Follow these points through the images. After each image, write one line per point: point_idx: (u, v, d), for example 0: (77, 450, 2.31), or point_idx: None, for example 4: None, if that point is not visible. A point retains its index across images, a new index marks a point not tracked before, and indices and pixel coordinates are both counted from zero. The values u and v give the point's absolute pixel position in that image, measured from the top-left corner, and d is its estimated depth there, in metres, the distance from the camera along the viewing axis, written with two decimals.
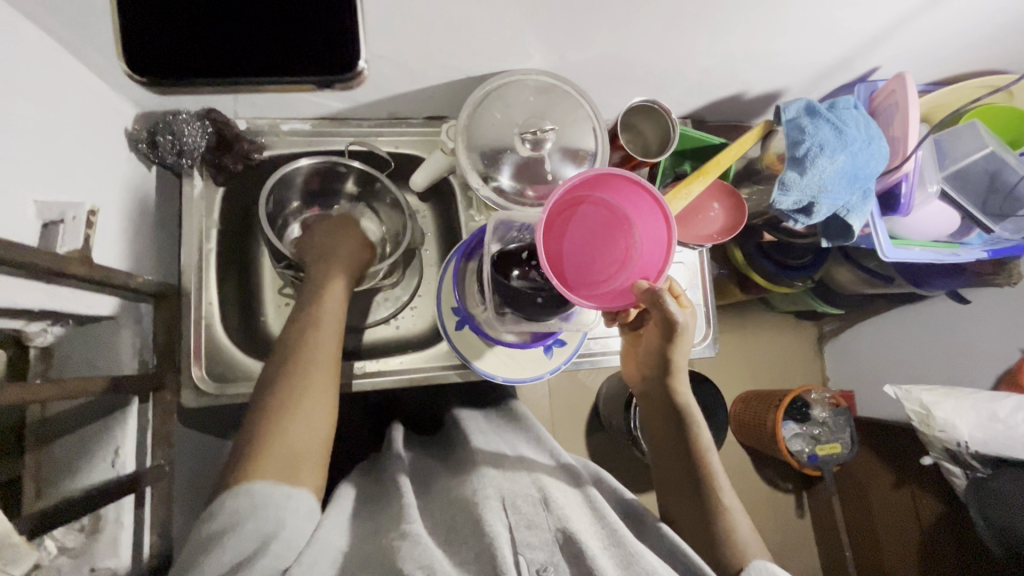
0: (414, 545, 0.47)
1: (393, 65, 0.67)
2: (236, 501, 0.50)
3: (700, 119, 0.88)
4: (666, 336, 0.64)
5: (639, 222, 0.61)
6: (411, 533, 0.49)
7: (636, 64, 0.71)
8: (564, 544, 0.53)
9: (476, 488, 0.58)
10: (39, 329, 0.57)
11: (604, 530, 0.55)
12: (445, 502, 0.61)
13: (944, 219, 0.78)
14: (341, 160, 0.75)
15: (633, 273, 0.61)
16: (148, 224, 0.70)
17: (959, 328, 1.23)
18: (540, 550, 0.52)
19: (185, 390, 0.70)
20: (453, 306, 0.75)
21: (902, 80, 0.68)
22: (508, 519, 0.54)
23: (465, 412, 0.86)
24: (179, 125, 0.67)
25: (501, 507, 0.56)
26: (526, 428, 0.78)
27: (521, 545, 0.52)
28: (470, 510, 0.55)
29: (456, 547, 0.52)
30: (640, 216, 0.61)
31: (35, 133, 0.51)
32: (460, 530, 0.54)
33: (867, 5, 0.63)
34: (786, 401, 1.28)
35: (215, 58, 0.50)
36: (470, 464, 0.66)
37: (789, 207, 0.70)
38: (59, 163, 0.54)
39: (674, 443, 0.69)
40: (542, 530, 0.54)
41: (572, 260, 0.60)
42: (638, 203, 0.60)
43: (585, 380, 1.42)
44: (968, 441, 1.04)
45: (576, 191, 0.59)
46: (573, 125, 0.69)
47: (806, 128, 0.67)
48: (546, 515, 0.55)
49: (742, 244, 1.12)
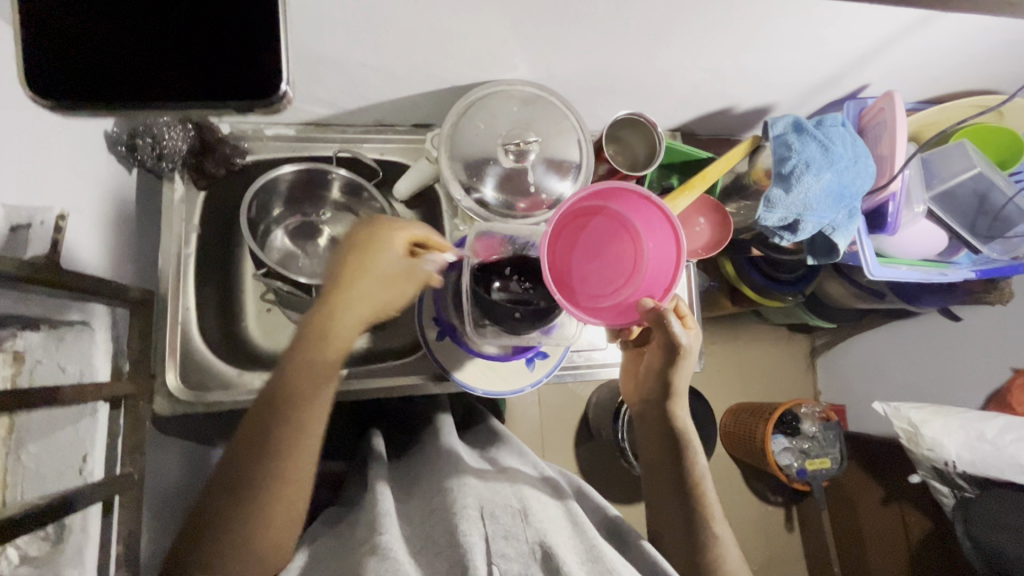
0: (381, 562, 0.48)
1: (377, 73, 0.66)
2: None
3: (690, 132, 0.87)
4: (669, 358, 0.64)
5: (648, 239, 0.60)
6: (381, 548, 0.50)
7: (623, 77, 0.70)
8: (542, 557, 0.52)
9: (459, 494, 0.57)
10: (9, 334, 0.54)
11: (582, 545, 0.55)
12: (426, 511, 0.60)
13: (932, 238, 0.77)
14: (329, 168, 0.74)
15: (640, 289, 0.60)
16: (127, 227, 0.70)
17: (951, 346, 1.23)
18: (515, 562, 0.51)
19: (160, 397, 0.69)
20: (434, 316, 0.74)
21: (890, 99, 0.68)
22: (485, 528, 0.53)
23: (446, 419, 0.85)
24: (160, 128, 0.68)
25: (479, 517, 0.55)
26: (510, 444, 0.78)
27: (496, 556, 0.51)
28: (446, 520, 0.55)
29: (429, 556, 0.53)
30: (649, 233, 0.60)
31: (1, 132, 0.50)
32: (435, 541, 0.54)
33: (854, 23, 0.62)
34: (775, 415, 1.27)
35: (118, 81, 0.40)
36: (452, 470, 0.64)
37: (774, 224, 0.69)
38: (27, 163, 0.53)
39: (668, 468, 0.67)
40: (519, 542, 0.53)
41: (579, 271, 0.59)
42: (650, 219, 0.60)
43: (575, 388, 1.42)
44: (956, 460, 1.03)
45: (586, 202, 0.59)
46: (558, 137, 0.68)
47: (793, 145, 0.67)
48: (523, 526, 0.54)
49: (732, 256, 1.12)
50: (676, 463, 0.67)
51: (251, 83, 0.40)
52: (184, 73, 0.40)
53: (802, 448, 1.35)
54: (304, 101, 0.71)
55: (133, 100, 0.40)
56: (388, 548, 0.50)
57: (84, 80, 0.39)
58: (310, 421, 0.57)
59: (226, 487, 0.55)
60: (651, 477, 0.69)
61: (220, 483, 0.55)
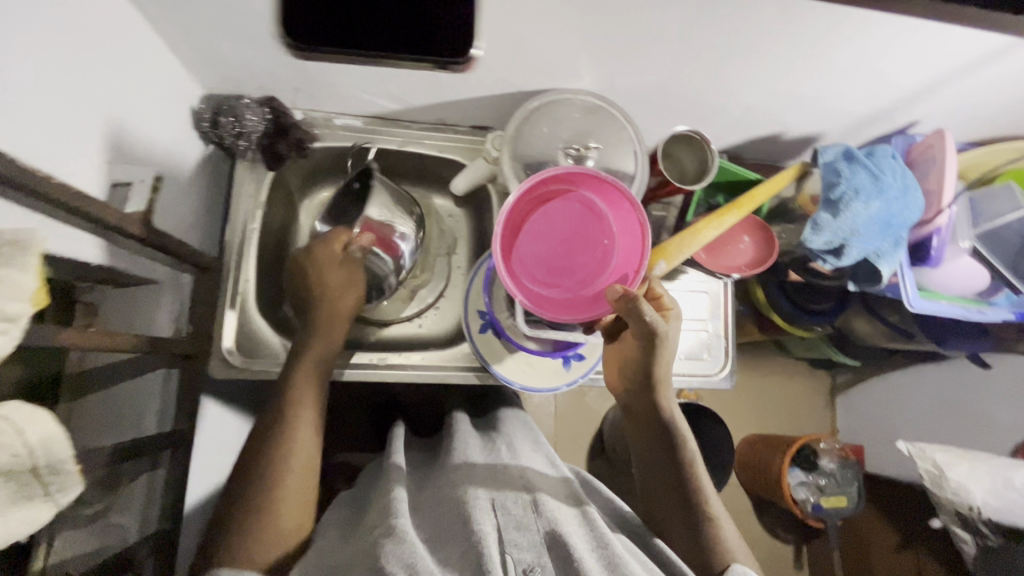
0: (399, 546, 0.51)
1: (449, 72, 0.70)
2: None
3: (736, 155, 0.90)
4: (648, 348, 0.65)
5: (615, 216, 0.63)
6: (397, 531, 0.53)
7: (682, 94, 0.73)
8: (551, 546, 0.55)
9: (467, 490, 0.60)
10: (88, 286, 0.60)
11: (592, 534, 0.57)
12: (433, 500, 0.63)
13: (972, 277, 0.78)
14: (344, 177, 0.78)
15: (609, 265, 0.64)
16: (199, 198, 0.74)
17: (978, 393, 1.19)
18: (527, 552, 0.54)
19: (215, 360, 0.71)
20: (480, 309, 0.77)
21: (941, 136, 0.70)
22: (496, 519, 0.57)
23: (461, 414, 0.87)
24: (241, 109, 0.72)
25: (490, 508, 0.58)
26: (524, 428, 0.82)
27: (509, 546, 0.54)
28: (460, 506, 0.58)
29: (443, 543, 0.55)
30: (615, 210, 0.64)
31: (98, 94, 0.53)
32: (446, 528, 0.57)
33: (912, 60, 0.64)
34: (795, 446, 1.26)
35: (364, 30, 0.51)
36: (466, 468, 0.66)
37: (820, 247, 0.71)
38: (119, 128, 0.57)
39: (660, 455, 0.68)
40: (531, 532, 0.56)
41: (546, 259, 0.64)
42: (612, 198, 0.63)
43: (592, 402, 1.42)
44: (981, 506, 1.01)
45: (547, 188, 0.63)
46: (616, 146, 0.71)
47: (843, 172, 0.69)
48: (535, 518, 0.58)
49: (763, 283, 1.13)
50: (668, 449, 0.67)
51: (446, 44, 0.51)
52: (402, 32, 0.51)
53: (818, 483, 1.33)
54: (375, 94, 0.75)
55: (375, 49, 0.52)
56: (402, 533, 0.53)
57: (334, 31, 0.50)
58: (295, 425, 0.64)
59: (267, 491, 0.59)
60: (643, 467, 0.69)
61: None
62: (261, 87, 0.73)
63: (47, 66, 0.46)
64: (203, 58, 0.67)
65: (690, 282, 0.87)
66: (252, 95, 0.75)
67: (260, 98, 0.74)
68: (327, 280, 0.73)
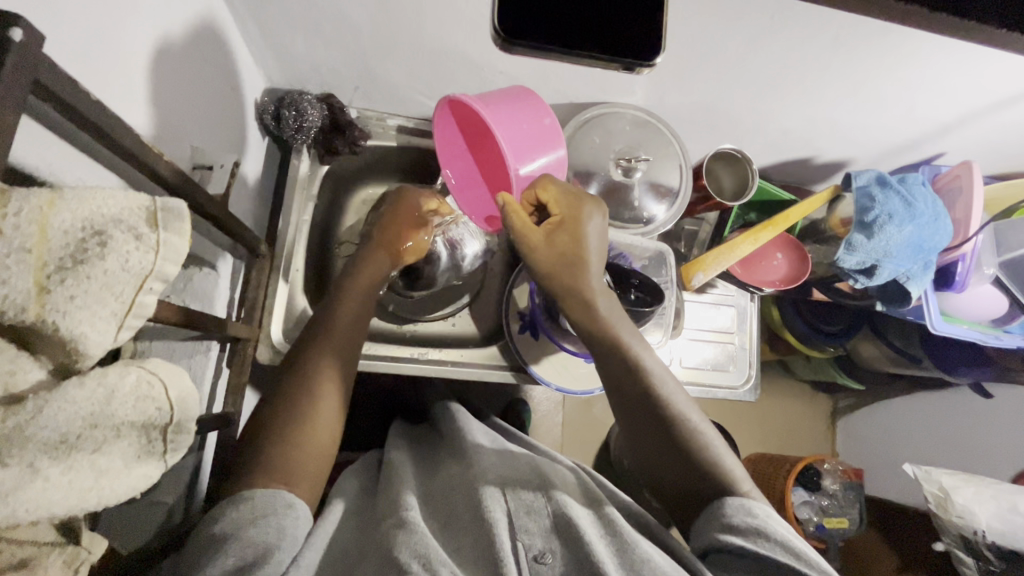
0: (411, 536, 0.52)
1: (509, 81, 0.73)
2: (238, 509, 0.50)
3: (767, 176, 0.94)
4: (534, 251, 0.63)
5: (504, 111, 0.63)
6: (408, 523, 0.54)
7: (727, 115, 0.77)
8: (562, 532, 0.57)
9: (479, 481, 0.62)
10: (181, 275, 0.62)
11: (601, 521, 0.59)
12: (445, 495, 0.64)
13: (991, 303, 0.82)
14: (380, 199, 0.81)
15: (541, 128, 0.65)
16: (254, 185, 0.76)
17: (978, 418, 1.18)
18: (538, 538, 0.56)
19: (263, 346, 0.72)
20: (521, 309, 0.80)
21: (969, 167, 0.74)
22: (507, 505, 0.59)
23: (457, 406, 0.87)
24: (303, 103, 0.75)
25: (502, 495, 0.61)
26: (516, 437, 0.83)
27: (520, 532, 0.56)
28: (473, 497, 0.60)
29: (454, 535, 0.57)
30: (501, 105, 0.63)
31: (185, 78, 0.55)
32: (458, 519, 0.59)
33: (948, 94, 0.68)
34: (798, 467, 1.21)
35: (560, 22, 0.46)
36: (476, 459, 0.68)
37: (852, 266, 0.75)
38: (196, 114, 0.58)
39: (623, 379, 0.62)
40: (540, 517, 0.58)
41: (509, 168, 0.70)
42: (490, 101, 0.63)
43: (600, 415, 1.31)
44: (986, 530, 0.95)
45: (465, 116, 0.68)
46: (663, 160, 0.74)
47: (876, 198, 0.72)
48: (545, 503, 0.60)
49: (779, 303, 1.15)
50: (632, 378, 0.62)
51: (636, 46, 0.46)
52: (603, 27, 0.46)
53: (821, 503, 1.24)
54: (432, 98, 0.77)
55: (573, 44, 0.46)
56: (413, 524, 0.54)
57: (528, 25, 0.46)
58: (323, 383, 0.61)
59: (284, 450, 0.55)
60: (615, 399, 0.64)
61: (289, 417, 0.58)
62: (322, 84, 0.76)
63: (151, 51, 0.48)
64: (273, 53, 0.69)
65: (719, 295, 0.89)
66: (312, 91, 0.77)
67: (320, 94, 0.77)
68: (399, 219, 0.76)
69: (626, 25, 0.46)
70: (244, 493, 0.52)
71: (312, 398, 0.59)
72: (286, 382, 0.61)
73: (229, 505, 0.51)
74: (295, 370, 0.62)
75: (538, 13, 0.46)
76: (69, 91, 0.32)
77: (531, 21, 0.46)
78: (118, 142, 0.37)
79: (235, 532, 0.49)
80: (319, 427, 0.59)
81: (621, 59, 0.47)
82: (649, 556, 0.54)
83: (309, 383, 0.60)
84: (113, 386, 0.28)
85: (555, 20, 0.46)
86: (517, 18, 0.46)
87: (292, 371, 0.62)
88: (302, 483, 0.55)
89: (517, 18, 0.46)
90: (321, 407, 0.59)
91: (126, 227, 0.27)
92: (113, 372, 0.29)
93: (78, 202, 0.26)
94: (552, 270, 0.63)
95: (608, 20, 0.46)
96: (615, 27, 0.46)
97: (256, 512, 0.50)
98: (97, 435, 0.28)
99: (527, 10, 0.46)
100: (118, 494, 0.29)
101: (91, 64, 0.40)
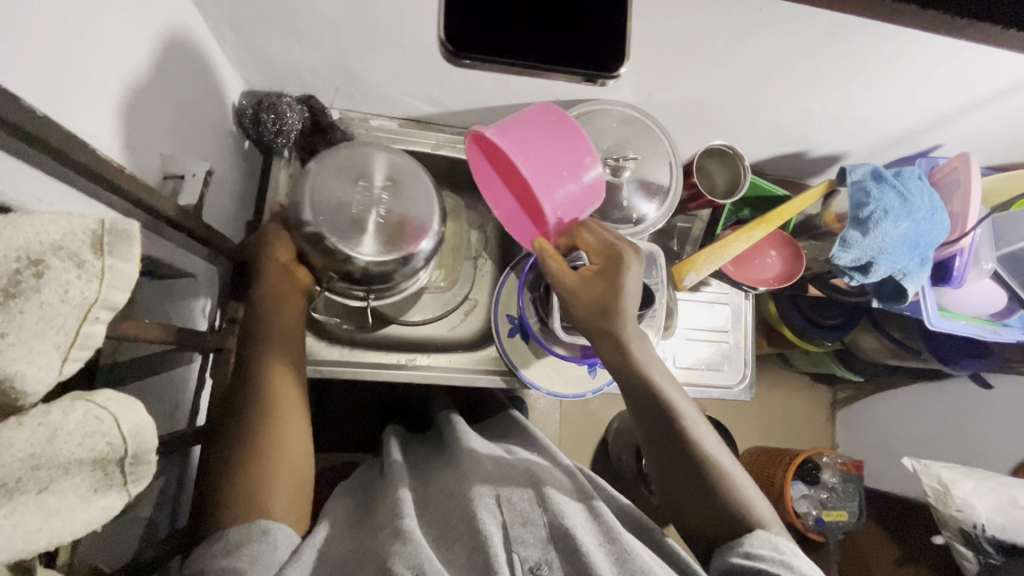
0: (405, 545, 0.51)
1: (493, 80, 0.71)
2: (215, 546, 0.50)
3: (761, 170, 0.92)
4: (579, 294, 0.62)
5: (532, 150, 0.61)
6: (405, 532, 0.53)
7: (718, 110, 0.75)
8: (558, 541, 0.56)
9: (473, 486, 0.61)
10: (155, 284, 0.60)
11: (600, 529, 0.57)
12: (440, 500, 0.63)
13: (989, 297, 0.81)
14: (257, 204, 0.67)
15: (578, 167, 0.62)
16: (232, 191, 0.74)
17: (977, 410, 1.17)
18: (535, 549, 0.55)
19: None
20: (508, 313, 0.78)
21: (965, 159, 0.72)
22: (502, 516, 0.58)
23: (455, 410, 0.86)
24: (283, 106, 0.72)
25: (495, 504, 0.59)
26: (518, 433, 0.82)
27: (516, 543, 0.55)
28: (466, 506, 0.59)
29: (450, 543, 0.56)
30: (530, 143, 0.61)
31: (155, 85, 0.53)
32: (454, 528, 0.58)
33: (947, 85, 0.66)
34: (799, 459, 1.19)
35: (509, 31, 0.48)
36: (469, 466, 0.66)
37: (846, 263, 0.73)
38: (169, 121, 0.57)
39: (632, 400, 0.62)
40: (537, 527, 0.57)
41: None
42: (517, 139, 0.60)
43: (598, 411, 1.31)
44: (985, 524, 0.93)
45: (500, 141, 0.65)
46: (651, 158, 0.72)
47: (872, 192, 0.70)
48: (541, 510, 0.59)
49: (776, 298, 1.12)
50: (629, 376, 0.61)
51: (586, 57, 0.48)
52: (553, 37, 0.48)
53: (820, 497, 1.23)
54: (415, 97, 0.75)
55: (522, 54, 0.48)
56: (409, 533, 0.53)
57: (476, 35, 0.48)
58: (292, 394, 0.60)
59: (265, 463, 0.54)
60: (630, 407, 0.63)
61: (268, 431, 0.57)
62: (301, 85, 0.74)
63: (117, 60, 0.47)
64: (249, 56, 0.68)
65: (712, 293, 0.87)
66: (292, 93, 0.75)
67: (300, 96, 0.75)
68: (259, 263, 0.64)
69: (577, 34, 0.48)
70: (218, 534, 0.51)
71: (280, 414, 0.58)
72: (256, 392, 0.58)
73: (209, 544, 0.51)
74: (278, 381, 0.60)
75: (489, 21, 0.48)
76: (12, 111, 0.30)
77: (480, 31, 0.48)
78: (72, 159, 0.36)
79: (210, 566, 0.48)
80: (292, 442, 0.58)
81: (572, 68, 0.48)
82: (649, 568, 0.53)
83: (281, 395, 0.59)
84: (56, 426, 0.27)
85: (504, 29, 0.48)
86: (467, 26, 0.48)
87: (268, 374, 0.60)
88: (278, 499, 0.54)
89: (466, 29, 0.48)
90: (293, 424, 0.59)
91: (65, 254, 0.28)
92: (56, 410, 0.28)
93: (17, 232, 0.27)
94: (591, 320, 0.62)
95: (557, 28, 0.47)
96: (565, 35, 0.48)
97: (230, 545, 0.49)
98: (42, 474, 0.27)
99: (476, 19, 0.48)
100: (70, 531, 0.28)
101: (47, 81, 0.39)
